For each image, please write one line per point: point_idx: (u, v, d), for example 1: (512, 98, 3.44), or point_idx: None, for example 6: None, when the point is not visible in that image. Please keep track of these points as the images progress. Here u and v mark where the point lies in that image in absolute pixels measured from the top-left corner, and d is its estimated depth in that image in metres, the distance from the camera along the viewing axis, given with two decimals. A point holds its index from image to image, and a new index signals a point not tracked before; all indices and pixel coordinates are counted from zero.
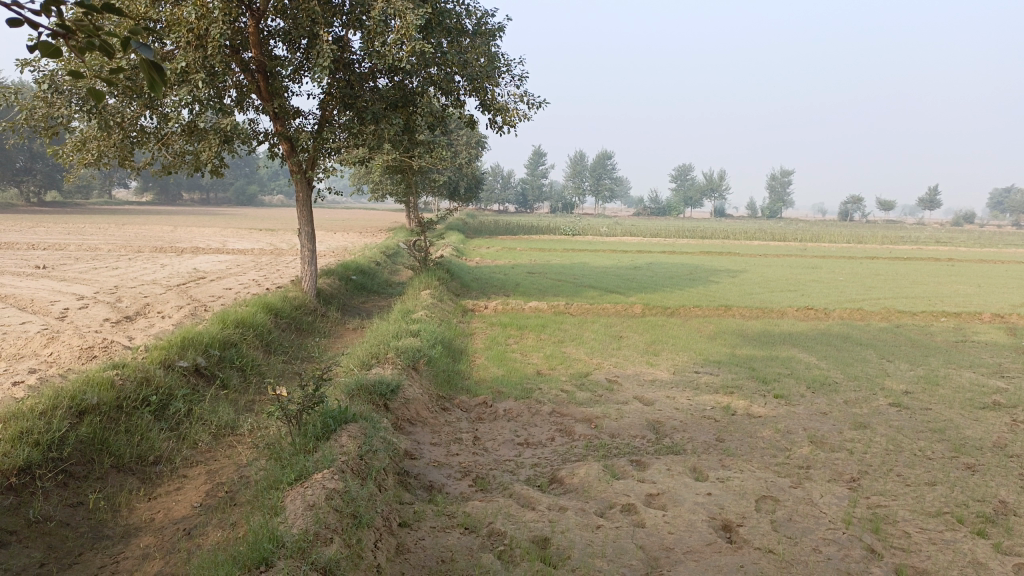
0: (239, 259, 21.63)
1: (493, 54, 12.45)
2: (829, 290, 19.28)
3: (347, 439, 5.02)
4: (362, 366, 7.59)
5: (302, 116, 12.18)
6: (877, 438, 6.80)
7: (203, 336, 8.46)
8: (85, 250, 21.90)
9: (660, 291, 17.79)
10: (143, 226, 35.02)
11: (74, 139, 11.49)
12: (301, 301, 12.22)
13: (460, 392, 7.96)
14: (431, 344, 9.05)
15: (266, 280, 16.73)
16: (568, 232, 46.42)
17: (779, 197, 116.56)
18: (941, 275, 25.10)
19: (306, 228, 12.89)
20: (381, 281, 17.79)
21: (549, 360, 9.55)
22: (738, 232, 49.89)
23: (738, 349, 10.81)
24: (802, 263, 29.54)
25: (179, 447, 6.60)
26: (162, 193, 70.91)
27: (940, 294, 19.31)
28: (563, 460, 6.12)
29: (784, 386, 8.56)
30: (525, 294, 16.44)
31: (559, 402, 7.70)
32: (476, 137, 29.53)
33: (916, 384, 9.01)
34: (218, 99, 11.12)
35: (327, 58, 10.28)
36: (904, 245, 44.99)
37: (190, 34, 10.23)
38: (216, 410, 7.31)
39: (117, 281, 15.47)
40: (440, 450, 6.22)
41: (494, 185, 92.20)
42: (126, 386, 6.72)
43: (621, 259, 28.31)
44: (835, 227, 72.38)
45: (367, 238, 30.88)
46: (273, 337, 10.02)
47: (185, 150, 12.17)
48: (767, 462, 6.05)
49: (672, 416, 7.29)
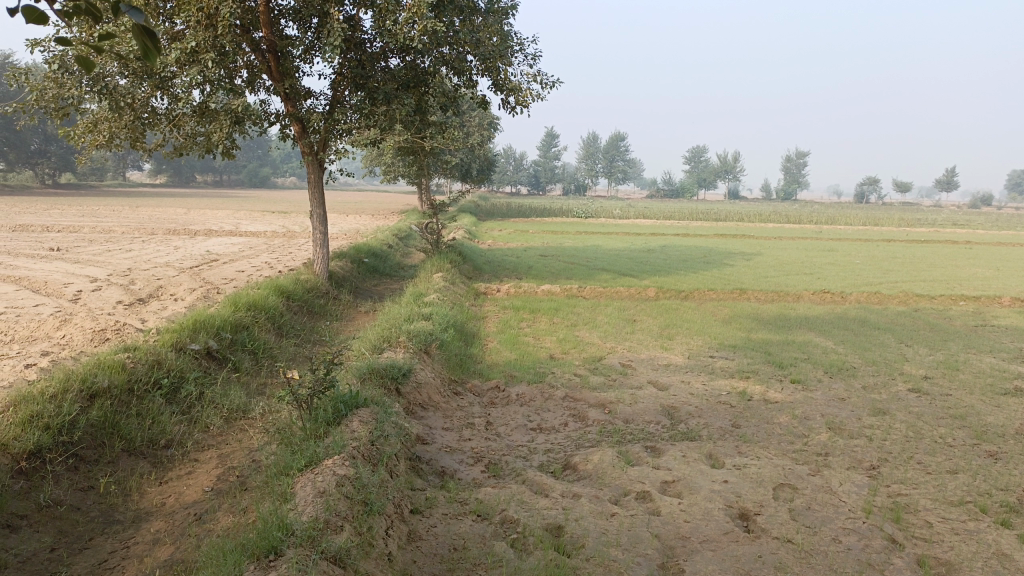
0: (251, 241, 21.61)
1: (506, 33, 12.26)
2: (845, 273, 19.05)
3: (358, 425, 4.96)
4: (374, 349, 7.53)
5: (314, 96, 12.06)
6: (896, 425, 6.68)
7: (214, 318, 8.42)
8: (98, 232, 21.95)
9: (674, 274, 17.64)
10: (157, 208, 35.08)
11: (86, 120, 11.44)
12: (313, 284, 12.17)
13: (472, 377, 7.89)
14: (443, 327, 8.97)
15: (278, 263, 16.70)
16: (580, 215, 46.18)
17: (794, 179, 115.52)
18: (959, 258, 24.76)
19: (317, 210, 12.82)
20: (393, 264, 17.72)
21: (563, 344, 9.45)
22: (752, 215, 49.48)
23: (753, 333, 10.68)
24: (818, 245, 29.23)
25: (190, 430, 6.56)
26: (175, 175, 71.10)
27: (958, 277, 19.04)
28: (577, 446, 6.04)
29: (801, 371, 8.43)
30: (538, 277, 16.33)
31: (572, 386, 7.61)
32: (489, 118, 29.30)
33: (935, 369, 8.86)
34: (229, 79, 11.03)
35: (338, 37, 10.18)
36: (921, 227, 44.48)
37: (200, 13, 10.13)
38: (227, 394, 7.27)
39: (130, 263, 15.47)
40: (453, 435, 6.15)
41: (506, 167, 91.82)
42: (137, 369, 6.69)
43: (634, 242, 28.13)
44: (850, 209, 71.70)
45: (379, 221, 30.81)
46: (285, 321, 9.97)
47: (196, 132, 12.10)
48: (785, 449, 5.95)
49: (687, 401, 7.19)
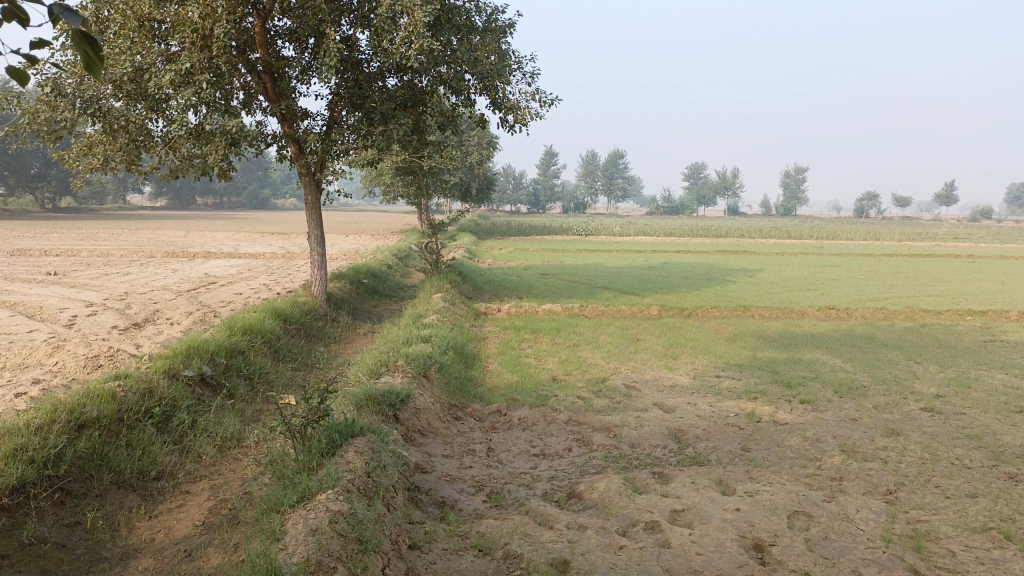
0: (250, 263, 21.45)
1: (504, 52, 12.19)
2: (850, 289, 18.86)
3: (353, 455, 4.76)
4: (371, 374, 7.33)
5: (310, 117, 11.96)
6: (911, 446, 6.48)
7: (209, 343, 8.24)
8: (97, 256, 21.81)
9: (676, 291, 17.45)
10: (156, 231, 34.98)
11: (80, 144, 11.33)
12: (311, 306, 11.99)
13: (473, 400, 7.69)
14: (443, 350, 8.78)
15: (277, 285, 16.54)
16: (581, 233, 46.10)
17: (794, 195, 115.64)
18: (962, 272, 24.58)
19: (315, 231, 12.67)
20: (393, 285, 17.56)
21: (565, 365, 9.26)
22: (753, 231, 49.36)
23: (759, 352, 10.48)
24: (820, 261, 29.08)
25: (182, 461, 6.36)
26: (175, 198, 71.20)
27: (963, 291, 18.84)
28: (582, 473, 5.83)
29: (809, 391, 8.23)
30: (539, 296, 16.16)
31: (575, 410, 7.41)
32: (488, 137, 29.25)
33: (947, 387, 8.65)
34: (225, 101, 10.91)
35: (334, 56, 10.09)
36: (923, 241, 44.30)
37: (195, 34, 10.05)
38: (221, 422, 7.07)
39: (127, 287, 15.31)
40: (453, 463, 5.95)
41: (506, 186, 91.95)
42: (128, 398, 6.49)
43: (635, 259, 27.98)
44: (850, 224, 71.61)
45: (378, 241, 30.67)
46: (282, 344, 9.78)
47: (192, 154, 11.98)
48: (797, 474, 5.74)
49: (694, 424, 6.99)
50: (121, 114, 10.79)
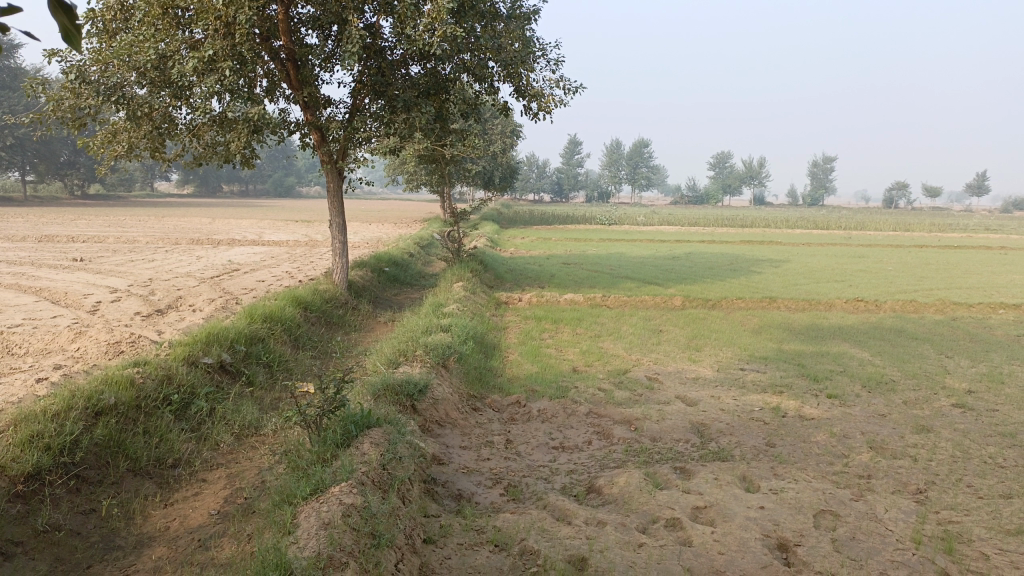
0: (273, 251, 21.50)
1: (528, 38, 12.01)
2: (878, 281, 18.51)
3: (368, 447, 4.68)
4: (390, 364, 7.26)
5: (333, 105, 11.88)
6: (942, 444, 6.29)
7: (228, 331, 8.21)
8: (123, 243, 21.98)
9: (701, 282, 17.23)
10: (181, 218, 35.24)
11: (104, 131, 11.34)
12: (332, 294, 11.96)
13: (492, 391, 7.59)
14: (463, 340, 8.69)
15: (299, 272, 16.55)
16: (604, 222, 45.80)
17: (821, 185, 114.12)
18: (994, 264, 24.05)
19: (337, 219, 12.62)
20: (414, 273, 17.51)
21: (586, 356, 9.13)
22: (779, 221, 48.74)
23: (784, 344, 10.28)
24: (848, 251, 28.61)
25: (199, 449, 6.33)
26: (202, 186, 71.75)
27: (996, 284, 18.41)
28: (601, 467, 5.72)
29: (837, 385, 8.04)
30: (561, 286, 16.01)
31: (596, 402, 7.29)
32: (512, 125, 29.06)
33: (979, 382, 8.41)
34: (248, 89, 10.85)
35: (356, 44, 10.03)
36: (954, 232, 43.50)
37: (218, 21, 9.98)
38: (239, 410, 7.04)
39: (151, 274, 15.39)
40: (470, 455, 5.86)
41: (529, 175, 91.62)
42: (146, 385, 6.48)
43: (659, 249, 27.72)
44: (878, 215, 70.50)
45: (401, 229, 30.64)
46: (302, 332, 9.75)
47: (215, 141, 11.94)
48: (824, 471, 5.58)
49: (717, 418, 6.84)
50: (145, 101, 10.76)
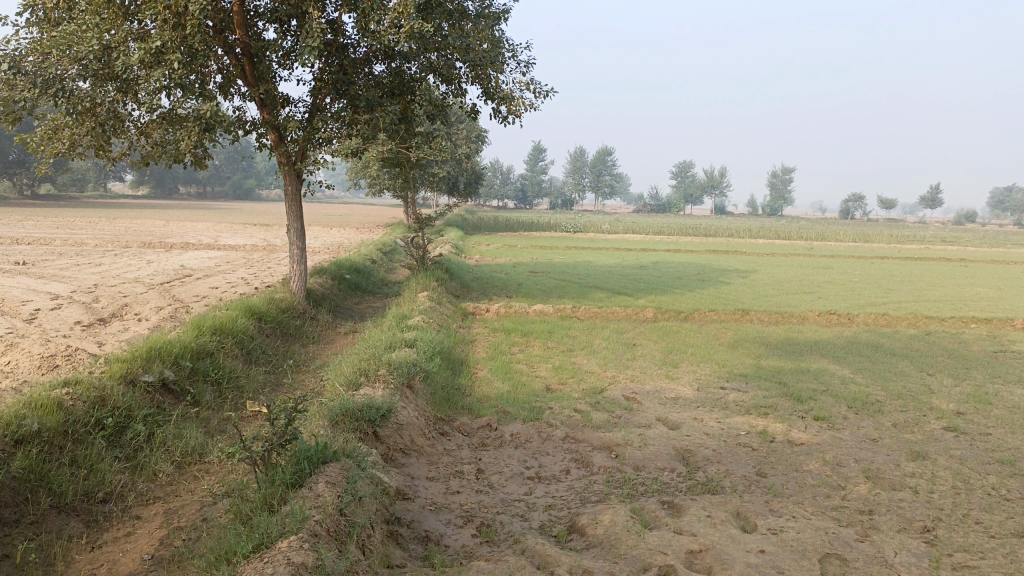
0: (229, 255, 20.62)
1: (497, 39, 11.48)
2: (847, 293, 18.33)
3: (323, 487, 4.10)
4: (349, 385, 6.68)
5: (292, 104, 11.24)
6: (940, 473, 5.93)
7: (173, 345, 7.55)
8: (70, 245, 20.95)
9: (671, 293, 16.87)
10: (135, 220, 34.01)
11: (44, 127, 10.53)
12: (289, 303, 11.30)
13: (461, 413, 7.05)
14: (429, 356, 8.13)
15: (255, 279, 15.81)
16: (570, 230, 45.48)
17: (781, 194, 115.64)
18: (957, 277, 24.16)
19: (295, 223, 11.97)
20: (377, 281, 16.87)
21: (559, 373, 8.63)
22: (742, 230, 48.84)
23: (763, 360, 9.91)
24: (811, 262, 28.58)
25: (135, 480, 5.69)
26: (157, 187, 69.96)
27: (963, 297, 18.38)
28: (582, 501, 5.22)
29: (822, 406, 7.65)
30: (529, 296, 15.52)
31: (573, 425, 6.78)
32: (477, 130, 28.54)
33: (966, 403, 8.09)
34: (201, 84, 10.17)
35: (316, 38, 9.41)
36: (913, 244, 44.08)
37: (167, 11, 9.33)
38: (182, 434, 6.40)
39: (97, 279, 14.51)
40: (438, 487, 5.33)
41: (494, 181, 91.18)
42: (76, 408, 5.82)
43: (626, 258, 27.39)
44: (836, 226, 71.39)
45: (363, 235, 29.93)
46: (255, 345, 9.10)
47: (165, 140, 11.26)
48: (822, 507, 5.16)
49: (703, 443, 6.39)
50: (87, 95, 10.01)
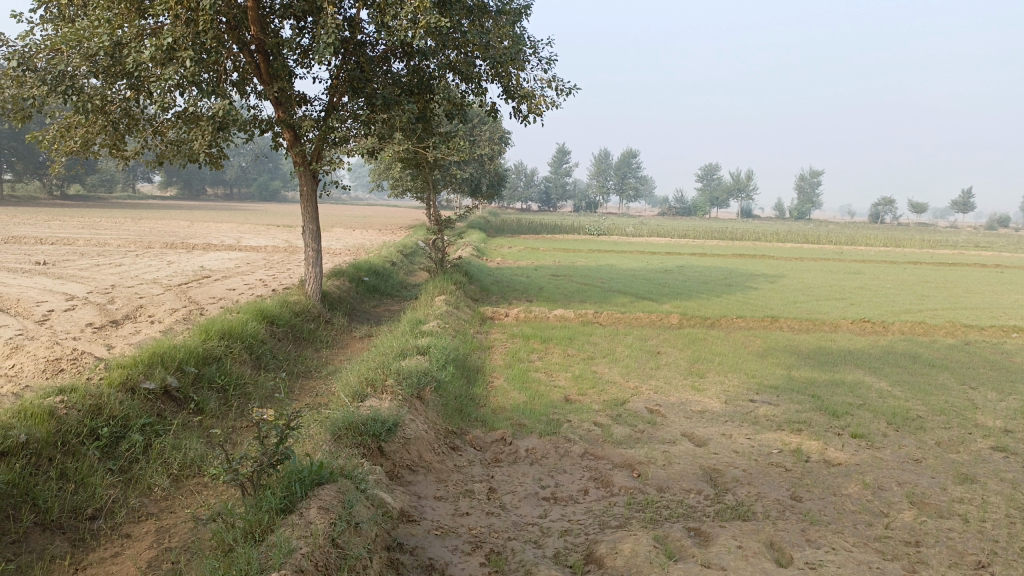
0: (249, 257, 20.42)
1: (519, 36, 11.09)
2: (880, 299, 17.71)
3: (314, 513, 3.76)
4: (356, 396, 6.34)
5: (308, 103, 10.95)
6: (991, 499, 5.46)
7: (177, 350, 7.26)
8: (92, 246, 20.84)
9: (696, 298, 16.40)
10: (158, 221, 33.93)
11: (57, 125, 10.30)
12: (303, 306, 11.01)
13: (474, 426, 6.68)
14: (442, 364, 7.77)
15: (273, 281, 15.54)
16: (594, 233, 44.93)
17: (808, 198, 114.03)
18: (994, 283, 23.36)
19: (310, 224, 11.70)
20: (396, 283, 16.57)
21: (579, 383, 8.23)
22: (769, 234, 47.92)
23: (793, 370, 9.45)
24: (842, 267, 27.85)
25: (128, 494, 5.38)
26: (184, 188, 70.43)
27: (1002, 305, 17.65)
28: (600, 527, 4.82)
29: (860, 422, 7.19)
30: (550, 300, 15.13)
31: (592, 440, 6.38)
32: (500, 131, 28.20)
33: (1014, 420, 7.58)
34: (215, 82, 9.88)
35: (332, 35, 9.05)
36: (944, 249, 43.08)
37: (180, 6, 9.01)
38: (181, 445, 6.09)
39: (115, 280, 14.31)
40: (447, 508, 4.96)
41: (518, 183, 90.76)
42: (69, 417, 5.54)
43: (650, 261, 26.88)
44: (865, 230, 70.03)
45: (385, 237, 29.68)
46: (265, 350, 8.79)
47: (180, 139, 11.00)
48: (864, 537, 4.74)
49: (732, 462, 5.97)
50: (99, 93, 9.74)
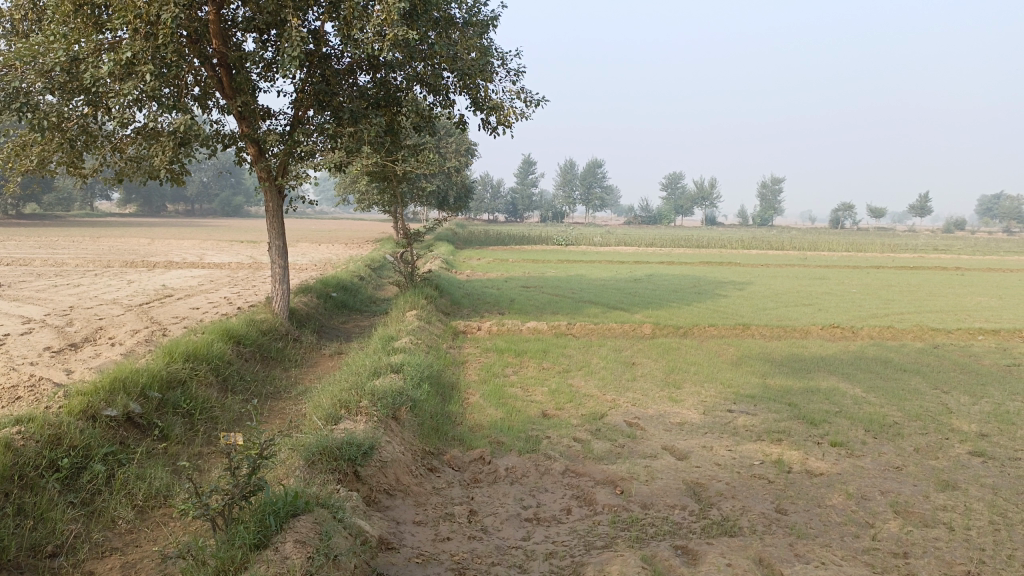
0: (213, 274, 20.01)
1: (486, 47, 11.01)
2: (847, 304, 17.89)
3: (290, 548, 3.60)
4: (329, 419, 6.14)
5: (272, 117, 10.74)
6: (974, 505, 5.44)
7: (140, 375, 6.99)
8: (49, 266, 20.26)
9: (667, 307, 16.41)
10: (119, 239, 33.23)
11: (11, 144, 9.96)
12: (271, 324, 10.75)
13: (451, 446, 6.52)
14: (416, 382, 7.60)
15: (239, 299, 15.20)
16: (562, 243, 45.01)
17: (770, 205, 115.71)
18: (955, 286, 23.79)
19: (276, 240, 11.45)
20: (364, 298, 16.33)
21: (555, 397, 8.10)
22: (735, 241, 48.44)
23: (768, 379, 9.43)
24: (808, 272, 28.14)
25: (90, 528, 5.12)
26: (144, 205, 69.23)
27: (965, 308, 17.94)
28: (585, 548, 4.69)
29: (838, 430, 7.16)
30: (522, 312, 15.02)
31: (572, 457, 6.26)
32: (467, 143, 28.12)
33: (988, 424, 7.62)
34: (177, 97, 9.63)
35: (296, 47, 8.85)
36: (904, 253, 43.91)
37: (139, 19, 8.67)
38: (146, 474, 5.84)
39: (73, 301, 13.88)
40: (427, 533, 4.80)
41: (484, 194, 90.64)
42: (26, 449, 5.27)
43: (620, 270, 26.92)
44: (827, 236, 71.12)
45: (352, 251, 29.35)
46: (232, 371, 8.54)
47: (140, 155, 10.71)
48: (852, 550, 4.67)
49: (715, 476, 5.88)
50: (55, 109, 9.43)
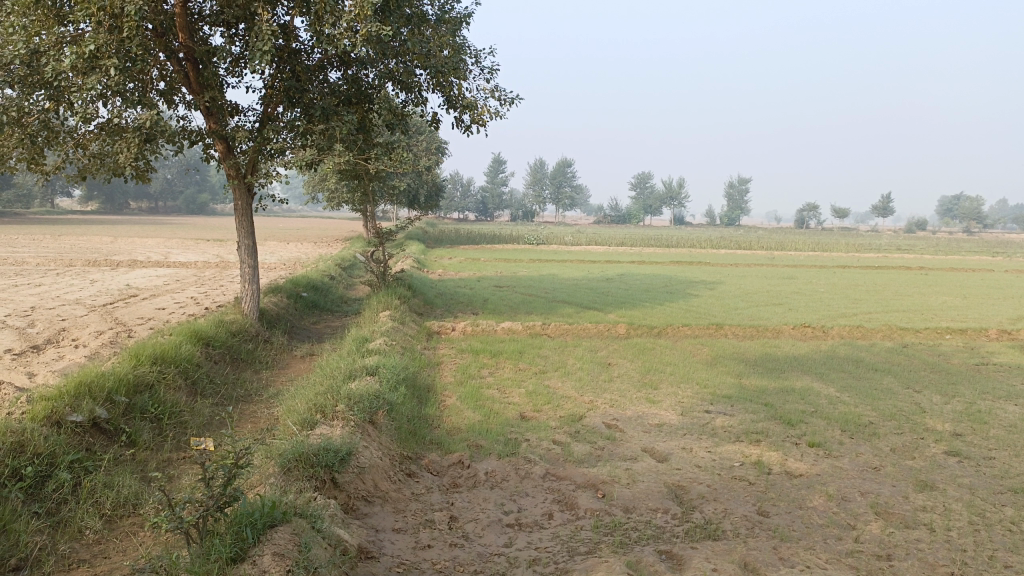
0: (179, 273, 19.63)
1: (459, 45, 10.88)
2: (817, 304, 18.06)
3: (268, 561, 3.49)
4: (304, 424, 6.00)
5: (241, 113, 10.51)
6: (953, 506, 5.47)
7: (107, 378, 6.77)
8: (9, 265, 19.72)
9: (640, 306, 16.43)
10: (81, 237, 32.56)
11: None
12: (240, 325, 10.53)
13: (429, 450, 6.42)
14: (392, 385, 7.47)
15: (206, 299, 14.90)
16: (532, 242, 44.97)
17: (737, 205, 116.88)
18: (921, 285, 24.15)
19: (245, 239, 11.22)
20: (335, 298, 16.11)
21: (533, 399, 8.02)
22: (704, 241, 48.76)
23: (744, 379, 9.44)
24: (776, 272, 28.40)
25: (55, 540, 4.92)
26: (107, 202, 67.93)
27: (931, 307, 18.22)
28: (569, 554, 4.61)
29: (815, 430, 7.18)
30: (495, 312, 14.92)
31: (552, 460, 6.19)
32: (438, 141, 27.94)
33: (961, 423, 7.70)
34: (142, 92, 9.35)
35: (267, 42, 8.63)
36: (869, 253, 44.55)
37: (102, 12, 8.39)
38: (113, 482, 5.64)
39: (34, 302, 13.48)
40: (407, 541, 4.69)
41: (454, 193, 90.31)
42: None
43: (591, 270, 26.96)
44: (793, 236, 71.93)
45: (322, 250, 29.00)
46: (201, 374, 8.33)
47: (104, 151, 10.40)
48: (836, 552, 4.66)
49: (696, 478, 5.85)
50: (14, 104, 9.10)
